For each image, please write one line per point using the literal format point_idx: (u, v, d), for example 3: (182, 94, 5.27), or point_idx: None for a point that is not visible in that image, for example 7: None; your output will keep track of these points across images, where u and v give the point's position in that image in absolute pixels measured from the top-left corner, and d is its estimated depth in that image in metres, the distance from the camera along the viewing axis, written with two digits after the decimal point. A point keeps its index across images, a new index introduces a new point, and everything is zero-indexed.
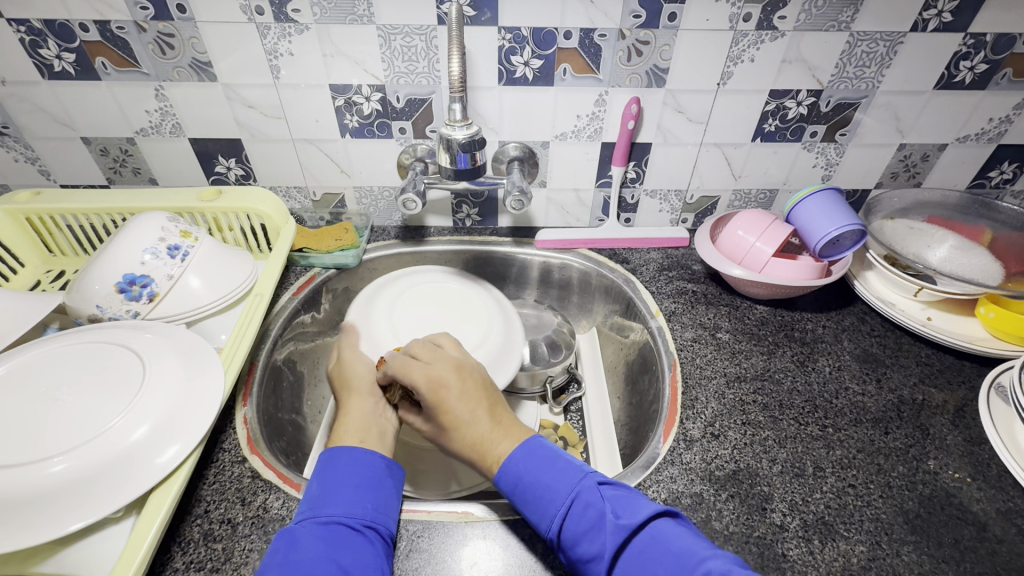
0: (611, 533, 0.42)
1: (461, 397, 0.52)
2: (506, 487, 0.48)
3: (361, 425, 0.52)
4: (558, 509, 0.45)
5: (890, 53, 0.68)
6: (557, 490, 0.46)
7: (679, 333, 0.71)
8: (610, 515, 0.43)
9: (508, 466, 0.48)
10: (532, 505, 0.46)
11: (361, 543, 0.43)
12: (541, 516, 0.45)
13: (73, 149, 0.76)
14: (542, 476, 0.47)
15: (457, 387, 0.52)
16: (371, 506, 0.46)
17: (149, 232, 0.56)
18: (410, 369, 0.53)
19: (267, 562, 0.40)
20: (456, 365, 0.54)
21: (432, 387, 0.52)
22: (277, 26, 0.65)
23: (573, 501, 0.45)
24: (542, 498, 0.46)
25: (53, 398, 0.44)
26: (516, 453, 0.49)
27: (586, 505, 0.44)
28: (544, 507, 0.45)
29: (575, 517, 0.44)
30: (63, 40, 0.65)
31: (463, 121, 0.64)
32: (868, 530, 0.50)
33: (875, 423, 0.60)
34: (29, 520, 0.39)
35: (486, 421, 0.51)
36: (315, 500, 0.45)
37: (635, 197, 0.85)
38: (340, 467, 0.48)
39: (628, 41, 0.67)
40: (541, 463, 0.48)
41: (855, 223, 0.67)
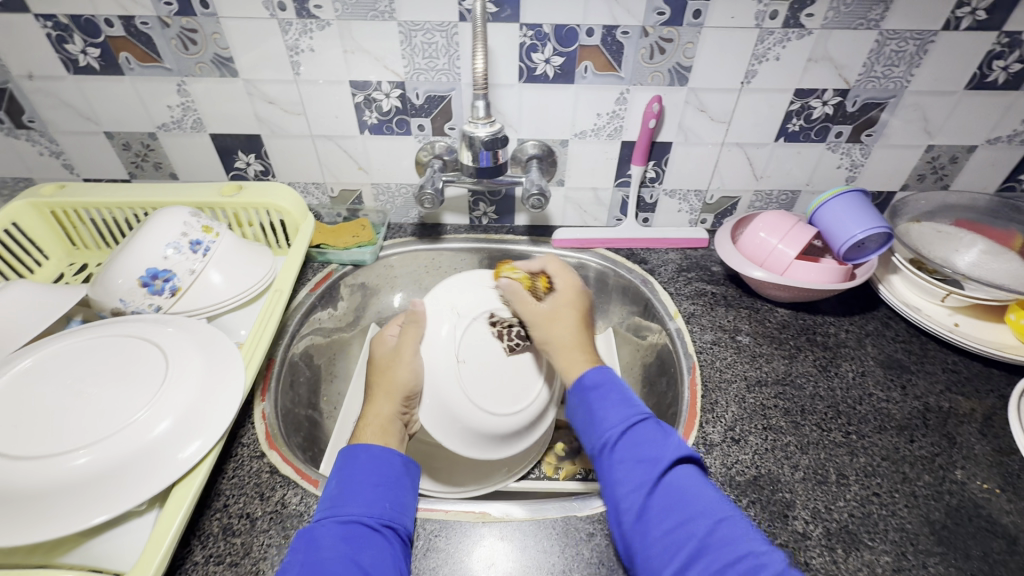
0: (674, 449, 0.46)
1: (579, 314, 0.61)
2: (582, 389, 0.52)
3: (380, 428, 0.54)
4: (626, 419, 0.49)
5: (920, 52, 0.67)
6: (629, 407, 0.50)
7: (698, 335, 0.70)
8: (676, 439, 0.47)
9: (588, 373, 0.53)
10: (603, 408, 0.50)
11: (382, 543, 0.43)
12: (604, 419, 0.49)
13: (96, 143, 0.77)
14: (617, 397, 0.51)
15: (581, 307, 0.62)
16: (390, 506, 0.46)
17: (172, 227, 0.57)
18: (567, 275, 0.64)
19: (287, 567, 0.40)
20: (581, 291, 0.63)
21: (568, 293, 0.62)
22: (298, 22, 0.65)
23: (642, 421, 0.49)
24: (614, 411, 0.50)
25: (77, 389, 0.45)
26: (600, 369, 0.54)
27: (649, 427, 0.48)
28: (612, 412, 0.49)
29: (638, 431, 0.48)
30: (88, 36, 0.66)
31: (486, 118, 0.64)
32: (893, 540, 0.49)
33: (900, 430, 0.58)
34: (50, 509, 0.39)
35: (584, 340, 0.58)
36: (335, 499, 0.45)
37: (654, 197, 0.84)
38: (358, 465, 0.48)
39: (651, 38, 0.66)
40: (619, 389, 0.52)
41: (881, 227, 0.66)
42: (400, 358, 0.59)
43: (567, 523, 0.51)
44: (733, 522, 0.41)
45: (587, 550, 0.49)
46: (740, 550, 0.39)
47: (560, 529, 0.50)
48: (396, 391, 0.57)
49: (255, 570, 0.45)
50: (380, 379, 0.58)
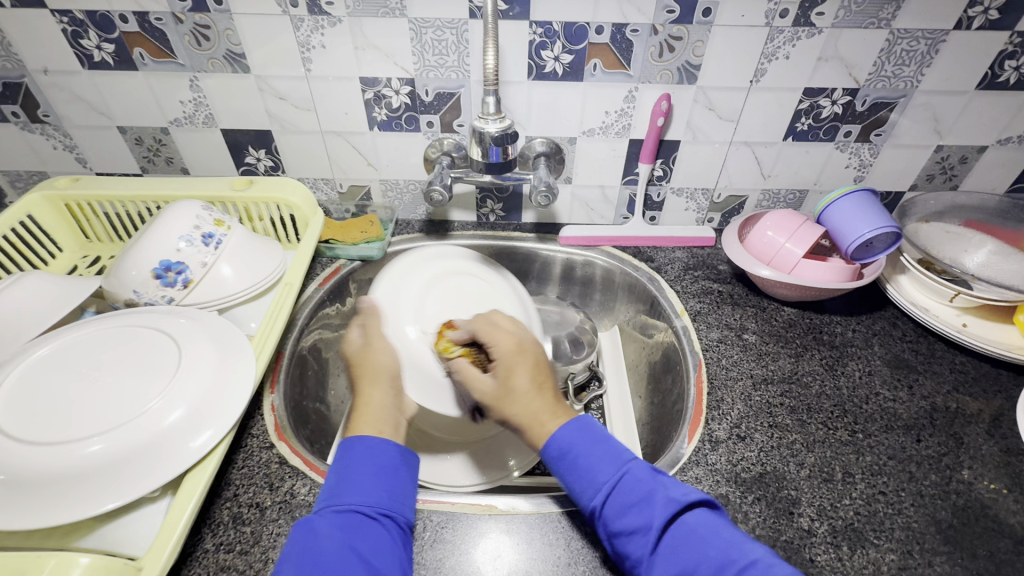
0: (661, 510, 0.43)
1: (533, 369, 0.53)
2: (553, 455, 0.48)
3: (376, 417, 0.52)
4: (605, 482, 0.46)
5: (931, 51, 0.67)
6: (607, 464, 0.47)
7: (704, 333, 0.70)
8: (661, 492, 0.44)
9: (556, 437, 0.49)
10: (577, 477, 0.47)
11: (379, 530, 0.44)
12: (584, 487, 0.46)
13: (109, 138, 0.78)
14: (592, 451, 0.48)
15: (533, 360, 0.54)
16: (387, 495, 0.46)
17: (185, 219, 0.57)
18: (496, 332, 0.56)
19: (286, 555, 0.41)
20: (528, 341, 0.57)
21: (511, 350, 0.55)
22: (310, 19, 0.65)
23: (623, 477, 0.46)
24: (593, 471, 0.47)
25: (92, 378, 0.46)
26: (566, 428, 0.49)
27: (633, 481, 0.45)
28: (591, 475, 0.46)
29: (623, 491, 0.45)
30: (103, 31, 0.66)
31: (497, 114, 0.64)
32: (899, 539, 0.49)
33: (907, 430, 0.58)
34: (63, 494, 0.40)
35: (546, 399, 0.52)
36: (332, 489, 0.46)
37: (661, 195, 0.84)
38: (355, 456, 0.48)
39: (660, 36, 0.66)
40: (593, 439, 0.48)
41: (889, 226, 0.66)
42: (372, 350, 0.58)
43: (572, 517, 0.51)
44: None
45: (593, 543, 0.49)
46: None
47: (566, 523, 0.51)
48: (381, 376, 0.56)
49: (264, 559, 0.46)
50: (360, 372, 0.56)
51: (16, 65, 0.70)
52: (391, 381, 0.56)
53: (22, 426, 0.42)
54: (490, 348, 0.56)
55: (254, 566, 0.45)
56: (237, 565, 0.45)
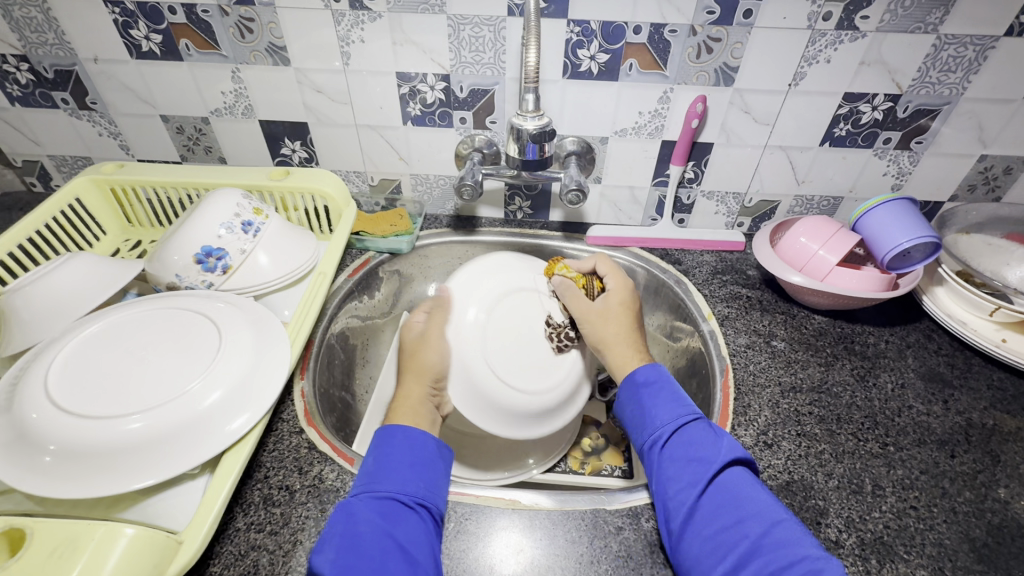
0: (725, 452, 0.49)
1: (628, 314, 0.63)
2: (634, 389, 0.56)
3: (413, 411, 0.55)
4: (676, 421, 0.52)
5: (979, 58, 0.65)
6: (683, 408, 0.53)
7: (732, 338, 0.70)
8: (726, 441, 0.50)
9: (640, 370, 0.57)
10: (654, 407, 0.54)
11: (416, 520, 0.44)
12: (657, 416, 0.53)
13: (152, 126, 0.80)
14: (669, 397, 0.54)
15: (629, 305, 0.65)
16: (424, 485, 0.47)
17: (226, 207, 0.59)
18: (616, 272, 0.67)
19: (325, 533, 0.42)
20: (635, 292, 0.67)
21: (621, 290, 0.65)
22: (351, 14, 0.66)
23: (693, 420, 0.52)
24: (668, 411, 0.53)
25: (140, 356, 0.47)
26: (650, 366, 0.57)
27: (702, 428, 0.51)
28: (663, 409, 0.53)
29: (693, 431, 0.51)
30: (152, 22, 0.68)
31: (535, 111, 0.65)
32: (929, 555, 0.48)
33: (940, 445, 0.57)
34: (105, 467, 0.41)
35: (637, 340, 0.62)
36: (371, 476, 0.47)
37: (691, 198, 0.84)
38: (395, 445, 0.49)
39: (699, 37, 0.66)
40: (672, 389, 0.55)
41: (928, 236, 0.64)
42: (423, 347, 0.61)
43: (595, 514, 0.51)
44: (788, 526, 0.44)
45: (615, 543, 0.49)
46: (793, 552, 0.41)
47: (589, 521, 0.51)
48: (426, 373, 0.59)
49: (293, 540, 0.47)
50: (411, 364, 0.60)
51: (68, 53, 0.72)
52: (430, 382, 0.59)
53: (71, 398, 0.43)
54: (606, 282, 0.66)
55: (284, 547, 0.46)
56: (267, 545, 0.46)
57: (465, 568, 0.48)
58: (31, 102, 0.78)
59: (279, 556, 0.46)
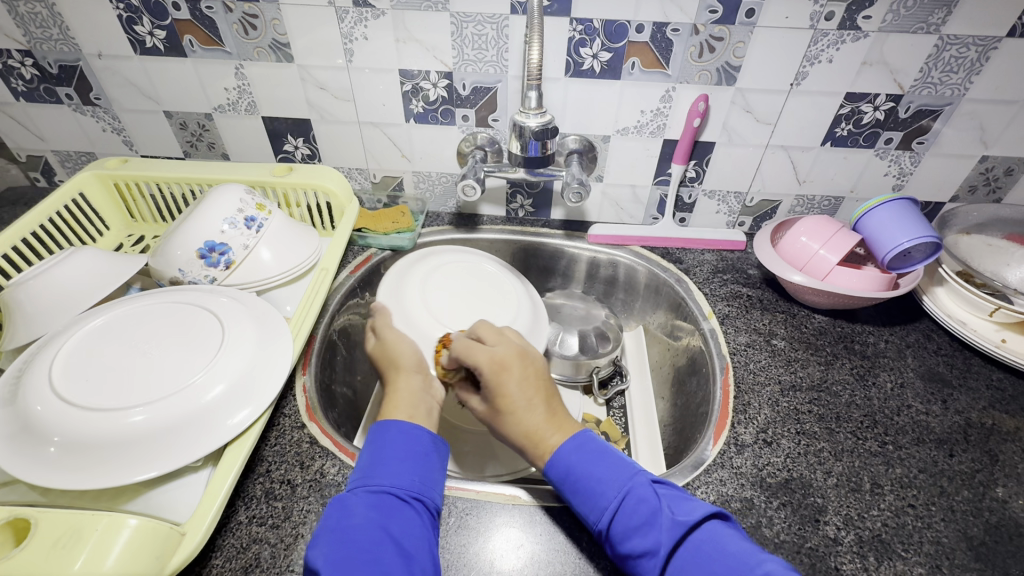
0: (665, 535, 0.42)
1: (520, 384, 0.52)
2: (556, 478, 0.48)
3: (410, 399, 0.53)
4: (609, 502, 0.45)
5: (981, 59, 0.65)
6: (610, 483, 0.46)
7: (732, 337, 0.70)
8: (664, 513, 0.43)
9: (560, 457, 0.48)
10: (582, 501, 0.47)
11: (410, 513, 0.45)
12: (588, 505, 0.46)
13: (156, 122, 0.80)
14: (593, 473, 0.47)
15: (520, 376, 0.53)
16: (418, 478, 0.47)
17: (229, 203, 0.59)
18: (474, 355, 0.53)
19: (319, 527, 0.43)
20: (510, 354, 0.54)
21: (494, 371, 0.52)
22: (355, 11, 0.67)
23: (624, 498, 0.45)
24: (598, 492, 0.46)
25: (143, 350, 0.48)
26: (567, 448, 0.49)
27: (636, 501, 0.44)
28: (590, 497, 0.46)
29: (627, 512, 0.44)
30: (156, 18, 0.69)
31: (538, 109, 0.65)
32: (927, 553, 0.48)
33: (939, 444, 0.57)
34: (105, 460, 0.41)
35: (546, 416, 0.51)
36: (365, 470, 0.47)
37: (692, 197, 0.84)
38: (388, 440, 0.49)
39: (701, 36, 0.66)
40: (592, 459, 0.48)
41: (929, 236, 0.64)
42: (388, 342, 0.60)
43: None
44: None
45: None
46: None
47: None
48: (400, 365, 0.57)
49: (295, 534, 0.47)
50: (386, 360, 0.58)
51: (73, 48, 0.73)
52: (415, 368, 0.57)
53: (74, 389, 0.43)
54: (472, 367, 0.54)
55: (285, 540, 0.47)
56: (268, 538, 0.47)
57: (465, 563, 0.48)
58: (35, 98, 0.78)
59: (281, 550, 0.46)
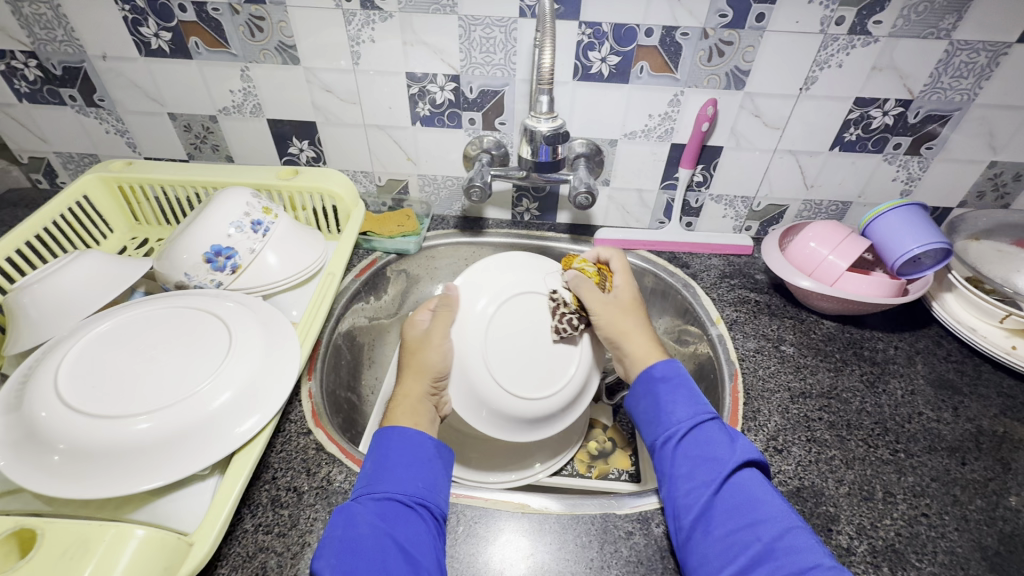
0: (742, 452, 0.48)
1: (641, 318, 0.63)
2: (651, 383, 0.56)
3: (411, 408, 0.54)
4: (695, 418, 0.52)
5: (991, 64, 0.65)
6: (700, 403, 0.54)
7: (740, 343, 0.69)
8: (745, 444, 0.50)
9: (657, 366, 0.57)
10: (671, 402, 0.54)
11: (416, 520, 0.44)
12: (675, 414, 0.53)
13: (160, 123, 0.80)
14: (687, 394, 0.54)
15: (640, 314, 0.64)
16: (423, 484, 0.47)
17: (236, 206, 0.59)
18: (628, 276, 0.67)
19: (325, 536, 0.42)
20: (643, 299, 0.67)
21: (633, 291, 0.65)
22: (362, 14, 0.66)
23: (710, 418, 0.52)
24: (687, 408, 0.53)
25: (150, 355, 0.47)
26: (668, 363, 0.57)
27: (722, 427, 0.51)
28: (682, 408, 0.53)
29: (713, 429, 0.51)
30: (162, 20, 0.68)
31: (549, 113, 0.64)
32: (942, 563, 0.48)
33: (951, 452, 0.57)
34: (107, 467, 0.41)
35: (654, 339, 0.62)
36: (369, 477, 0.47)
37: (699, 202, 0.83)
38: (391, 445, 0.49)
39: (710, 41, 0.66)
40: (690, 385, 0.55)
41: (939, 242, 0.64)
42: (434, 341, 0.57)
43: (606, 517, 0.51)
44: (802, 533, 0.43)
45: (625, 548, 0.49)
46: (809, 558, 0.41)
47: (598, 525, 0.51)
48: (426, 372, 0.56)
49: (301, 542, 0.46)
50: (410, 363, 0.57)
51: (77, 50, 0.72)
52: (433, 382, 0.56)
53: (78, 395, 0.43)
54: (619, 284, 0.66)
55: (292, 548, 0.46)
56: (275, 546, 0.46)
57: (474, 572, 0.47)
58: (39, 99, 0.78)
59: (288, 558, 0.45)
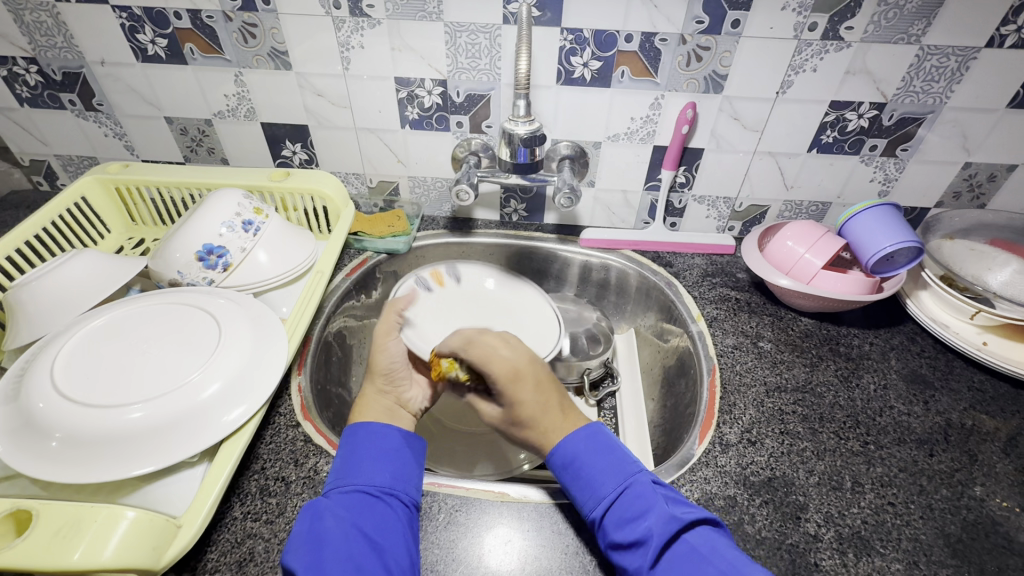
0: (657, 528, 0.43)
1: (535, 390, 0.52)
2: (556, 463, 0.50)
3: (384, 409, 0.54)
4: (606, 493, 0.47)
5: (961, 68, 0.67)
6: (610, 477, 0.48)
7: (719, 339, 0.71)
8: (660, 509, 0.44)
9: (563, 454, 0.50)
10: (580, 487, 0.48)
11: (384, 509, 0.46)
12: (585, 498, 0.48)
13: (157, 127, 0.82)
14: (596, 461, 0.49)
15: (533, 381, 0.52)
16: (390, 475, 0.48)
17: (227, 207, 0.61)
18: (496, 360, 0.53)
19: (293, 530, 0.43)
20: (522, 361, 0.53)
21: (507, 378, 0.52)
22: (351, 20, 0.68)
23: (623, 491, 0.47)
24: (596, 482, 0.48)
25: (142, 349, 0.49)
26: (572, 437, 0.50)
27: (636, 494, 0.46)
28: (592, 487, 0.48)
29: (624, 504, 0.46)
30: (158, 27, 0.70)
31: (526, 117, 0.66)
32: (905, 549, 0.49)
33: (920, 444, 0.58)
34: (101, 454, 0.43)
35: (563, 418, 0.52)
36: (340, 471, 0.48)
37: (683, 202, 0.85)
38: (359, 441, 0.50)
39: (688, 46, 0.68)
40: (598, 448, 0.50)
41: (911, 240, 0.66)
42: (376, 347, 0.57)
43: (581, 508, 0.53)
44: None
45: (601, 535, 0.51)
46: None
47: (576, 514, 0.52)
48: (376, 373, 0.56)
49: (288, 529, 0.48)
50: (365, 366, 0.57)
51: (76, 55, 0.74)
52: (385, 382, 0.56)
53: (74, 386, 0.45)
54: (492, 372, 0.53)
55: (279, 535, 0.48)
56: (262, 533, 0.48)
57: (454, 558, 0.49)
58: (39, 103, 0.80)
59: (275, 544, 0.47)
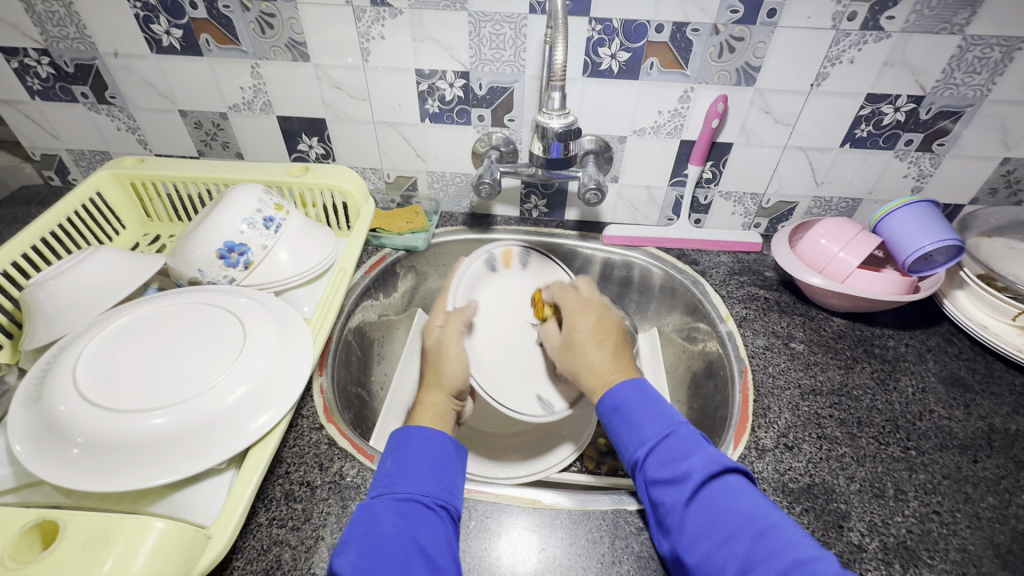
0: (700, 466, 0.45)
1: (594, 324, 0.61)
2: (607, 407, 0.53)
3: (438, 414, 0.54)
4: (650, 436, 0.48)
5: (1005, 60, 0.64)
6: (656, 422, 0.49)
7: (750, 340, 0.69)
8: (703, 452, 0.46)
9: (617, 391, 0.53)
10: (626, 430, 0.50)
11: (435, 521, 0.44)
12: (630, 439, 0.49)
13: (171, 120, 0.80)
14: (643, 408, 0.51)
15: (596, 319, 0.62)
16: (444, 487, 0.47)
17: (248, 203, 0.59)
18: (567, 295, 0.66)
19: (347, 532, 0.42)
20: (596, 304, 0.64)
21: (578, 309, 0.64)
22: (372, 10, 0.66)
23: (669, 435, 0.48)
24: (641, 425, 0.49)
25: (165, 349, 0.48)
26: (626, 382, 0.53)
27: (679, 439, 0.47)
28: (639, 430, 0.49)
29: (668, 445, 0.47)
30: (173, 17, 0.68)
31: (561, 110, 0.64)
32: (954, 560, 0.48)
33: (963, 450, 0.57)
34: (125, 459, 0.41)
35: (610, 354, 0.57)
36: (391, 477, 0.46)
37: (708, 198, 0.83)
38: (413, 446, 0.49)
39: (721, 36, 0.65)
40: (646, 397, 0.52)
41: (951, 239, 0.64)
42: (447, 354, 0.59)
43: (615, 515, 0.51)
44: (779, 532, 0.40)
45: (637, 543, 0.49)
46: (786, 561, 0.38)
47: (610, 522, 0.51)
48: (446, 384, 0.57)
49: (315, 536, 0.47)
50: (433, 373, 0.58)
51: (89, 47, 0.72)
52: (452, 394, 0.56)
53: (95, 388, 0.43)
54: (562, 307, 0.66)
55: (306, 542, 0.46)
56: (289, 540, 0.46)
57: (486, 567, 0.47)
58: (51, 96, 0.78)
59: (302, 552, 0.46)
